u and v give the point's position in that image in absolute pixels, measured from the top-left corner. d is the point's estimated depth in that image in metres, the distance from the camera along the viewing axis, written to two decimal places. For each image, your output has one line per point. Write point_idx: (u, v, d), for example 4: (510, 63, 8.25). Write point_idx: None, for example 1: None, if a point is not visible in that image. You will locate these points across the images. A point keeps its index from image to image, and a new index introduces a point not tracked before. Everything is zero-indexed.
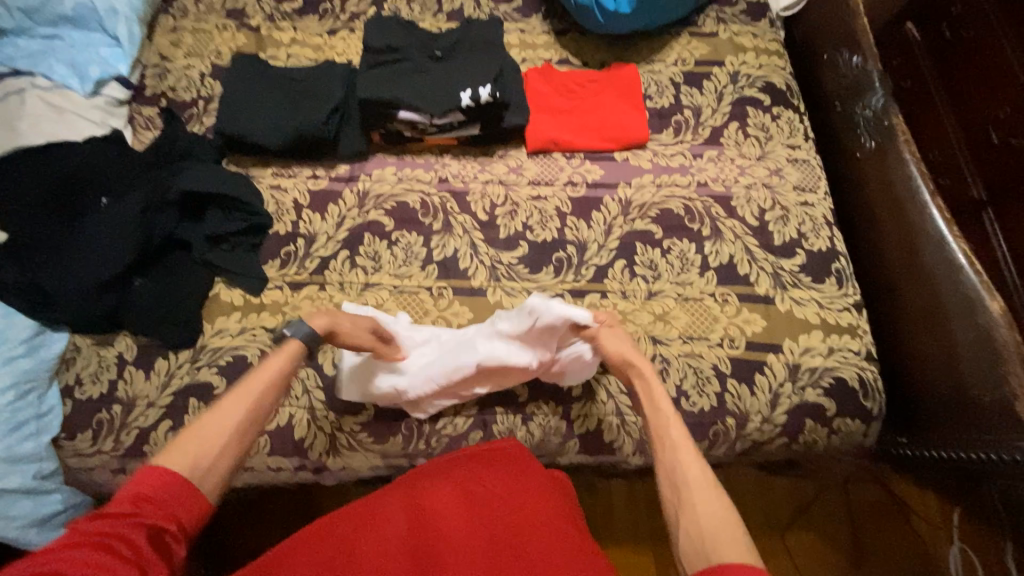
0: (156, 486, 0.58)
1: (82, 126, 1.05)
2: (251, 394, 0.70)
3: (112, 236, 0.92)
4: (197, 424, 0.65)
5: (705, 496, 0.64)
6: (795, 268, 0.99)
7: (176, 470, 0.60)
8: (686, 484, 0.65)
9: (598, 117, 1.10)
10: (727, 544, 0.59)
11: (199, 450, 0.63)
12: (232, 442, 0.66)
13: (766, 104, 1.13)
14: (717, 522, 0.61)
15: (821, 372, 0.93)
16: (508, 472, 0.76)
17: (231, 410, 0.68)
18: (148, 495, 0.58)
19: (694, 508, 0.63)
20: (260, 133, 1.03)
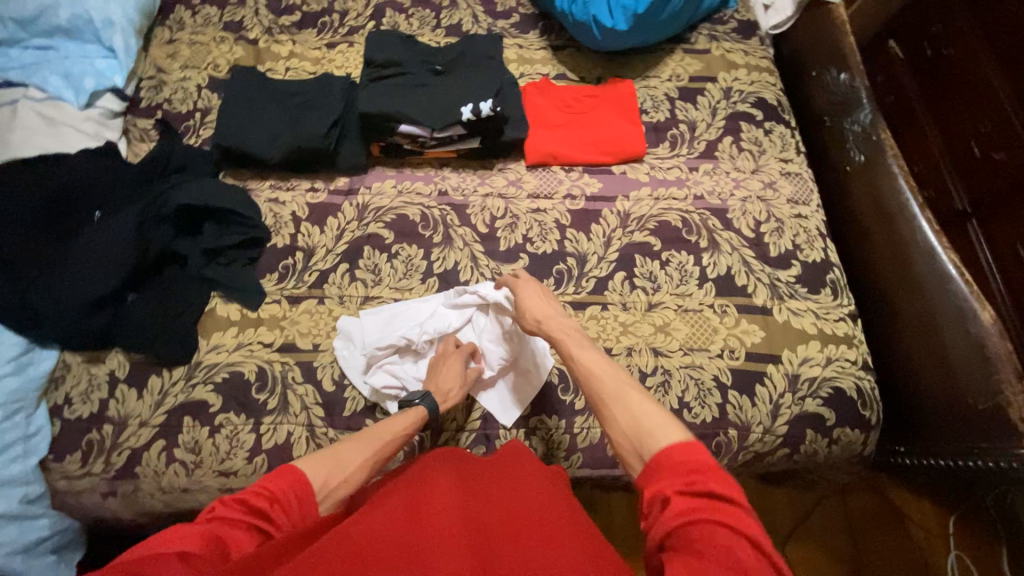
0: (287, 485, 0.61)
1: (77, 139, 1.03)
2: (382, 440, 0.74)
3: (106, 250, 0.90)
4: (339, 448, 0.69)
5: (623, 400, 0.63)
6: (791, 279, 1.01)
7: (307, 479, 0.63)
8: (605, 401, 0.64)
9: (596, 131, 1.11)
10: (650, 428, 0.58)
11: (331, 473, 0.66)
12: (349, 479, 0.68)
13: (759, 119, 1.16)
14: (635, 418, 0.60)
15: (820, 382, 0.94)
16: (514, 467, 0.74)
17: (362, 448, 0.72)
18: (285, 495, 0.60)
19: (616, 410, 0.62)
20: (259, 146, 1.02)
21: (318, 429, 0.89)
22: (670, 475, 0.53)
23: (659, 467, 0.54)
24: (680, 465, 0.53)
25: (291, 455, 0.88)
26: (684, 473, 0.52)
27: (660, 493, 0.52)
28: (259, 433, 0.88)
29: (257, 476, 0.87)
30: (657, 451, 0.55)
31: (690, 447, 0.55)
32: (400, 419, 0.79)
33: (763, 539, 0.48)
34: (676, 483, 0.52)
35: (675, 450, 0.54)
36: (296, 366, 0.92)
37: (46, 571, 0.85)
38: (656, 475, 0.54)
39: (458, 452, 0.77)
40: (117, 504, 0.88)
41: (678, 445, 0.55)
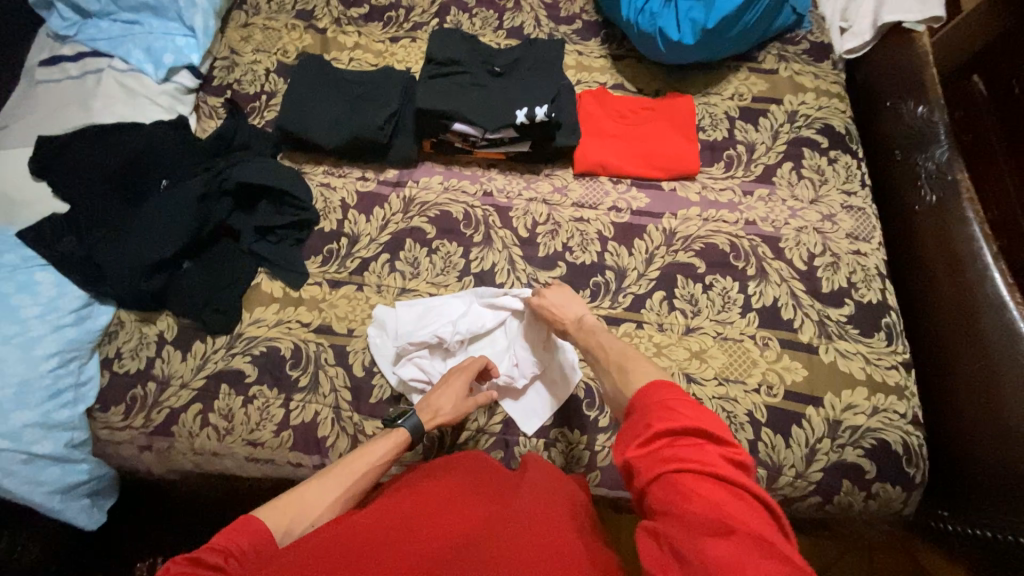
0: (246, 538, 0.60)
1: (153, 112, 1.10)
2: (351, 475, 0.72)
3: (168, 218, 0.95)
4: (301, 491, 0.68)
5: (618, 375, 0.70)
6: (842, 318, 0.95)
7: (266, 531, 0.62)
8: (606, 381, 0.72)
9: (649, 145, 1.09)
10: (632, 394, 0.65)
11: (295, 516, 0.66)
12: (324, 516, 0.68)
13: (824, 147, 1.11)
14: (622, 387, 0.68)
15: (863, 432, 0.88)
16: (521, 477, 0.74)
17: (330, 487, 0.70)
18: (243, 547, 0.59)
19: (616, 381, 0.69)
20: (317, 132, 1.05)
21: (344, 412, 0.91)
22: (631, 430, 0.59)
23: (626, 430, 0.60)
24: (644, 416, 0.59)
25: (316, 434, 0.90)
26: (647, 423, 0.58)
27: (623, 450, 0.58)
28: (288, 409, 0.91)
29: (282, 450, 0.90)
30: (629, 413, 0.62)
31: (653, 395, 0.60)
32: (375, 443, 0.77)
33: (730, 478, 0.52)
34: (640, 430, 0.58)
35: (640, 404, 0.61)
36: (329, 348, 0.95)
37: (81, 513, 0.90)
38: (624, 434, 0.60)
39: (473, 454, 0.78)
40: (152, 458, 0.93)
41: (642, 398, 0.61)
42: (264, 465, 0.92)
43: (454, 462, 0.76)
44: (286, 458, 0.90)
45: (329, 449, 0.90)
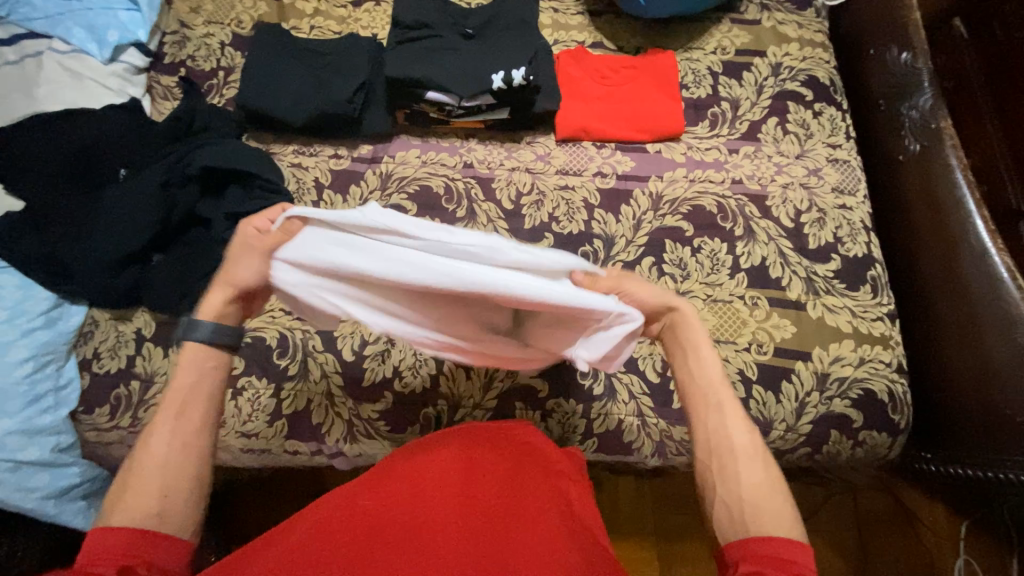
0: (109, 543, 0.50)
1: (102, 95, 1.02)
2: (183, 412, 0.58)
3: (132, 209, 0.90)
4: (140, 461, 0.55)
5: (749, 476, 0.56)
6: (829, 273, 0.96)
7: (124, 526, 0.51)
8: (729, 464, 0.57)
9: (632, 106, 1.05)
10: (767, 519, 0.53)
11: (147, 490, 0.54)
12: (183, 467, 0.56)
13: (808, 99, 1.08)
14: (763, 498, 0.54)
15: (851, 383, 0.90)
16: (512, 446, 0.73)
17: (167, 435, 0.57)
18: (105, 553, 0.50)
19: (744, 474, 0.56)
20: (282, 109, 0.99)
21: (337, 398, 0.90)
22: (786, 573, 0.49)
23: (759, 554, 0.51)
24: (793, 565, 0.50)
25: (310, 421, 0.89)
26: (796, 572, 0.49)
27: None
28: (279, 399, 0.89)
29: (278, 440, 0.89)
30: (768, 540, 0.51)
31: (803, 546, 0.51)
32: (179, 376, 0.61)
33: None
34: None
35: (793, 551, 0.50)
36: (316, 334, 0.92)
37: (78, 516, 0.87)
38: (763, 564, 0.50)
39: (461, 430, 0.76)
40: None
41: (789, 541, 0.51)
42: (259, 455, 0.91)
43: (444, 437, 0.74)
44: (282, 447, 0.89)
45: (325, 436, 0.89)
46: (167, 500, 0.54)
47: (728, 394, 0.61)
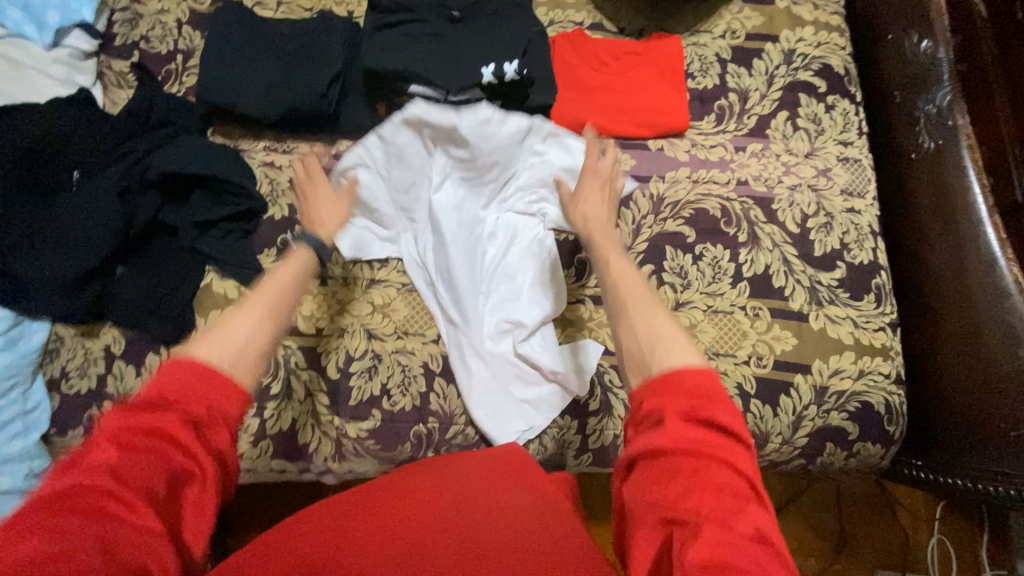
0: (177, 376, 0.51)
1: (46, 87, 0.91)
2: (269, 297, 0.63)
3: (87, 219, 0.82)
4: (222, 323, 0.58)
5: (650, 316, 0.60)
6: (833, 282, 0.92)
7: (198, 359, 0.53)
8: (630, 309, 0.62)
9: (633, 98, 0.97)
10: (664, 351, 0.55)
11: (224, 344, 0.56)
12: (253, 340, 0.58)
13: (821, 91, 1.01)
14: (654, 335, 0.57)
15: (849, 396, 0.89)
16: (501, 467, 0.71)
17: (251, 313, 0.61)
18: (173, 387, 0.50)
19: (636, 322, 0.60)
20: (249, 102, 0.90)
21: (323, 417, 0.86)
22: (676, 399, 0.50)
23: (662, 387, 0.51)
24: (690, 391, 0.50)
25: (297, 441, 0.86)
26: (700, 399, 0.49)
27: (660, 411, 0.50)
28: (262, 418, 0.86)
29: (263, 460, 0.86)
30: (667, 370, 0.52)
31: (710, 374, 0.51)
32: (280, 269, 0.69)
33: (738, 481, 0.46)
34: (689, 403, 0.49)
35: (687, 376, 0.51)
36: (298, 350, 0.88)
37: None
38: (660, 391, 0.51)
39: (452, 458, 0.74)
40: None
41: (695, 370, 0.52)
42: (245, 474, 0.88)
43: (445, 461, 0.72)
44: (268, 467, 0.87)
45: (313, 454, 0.87)
46: (246, 351, 0.57)
47: (627, 273, 0.69)
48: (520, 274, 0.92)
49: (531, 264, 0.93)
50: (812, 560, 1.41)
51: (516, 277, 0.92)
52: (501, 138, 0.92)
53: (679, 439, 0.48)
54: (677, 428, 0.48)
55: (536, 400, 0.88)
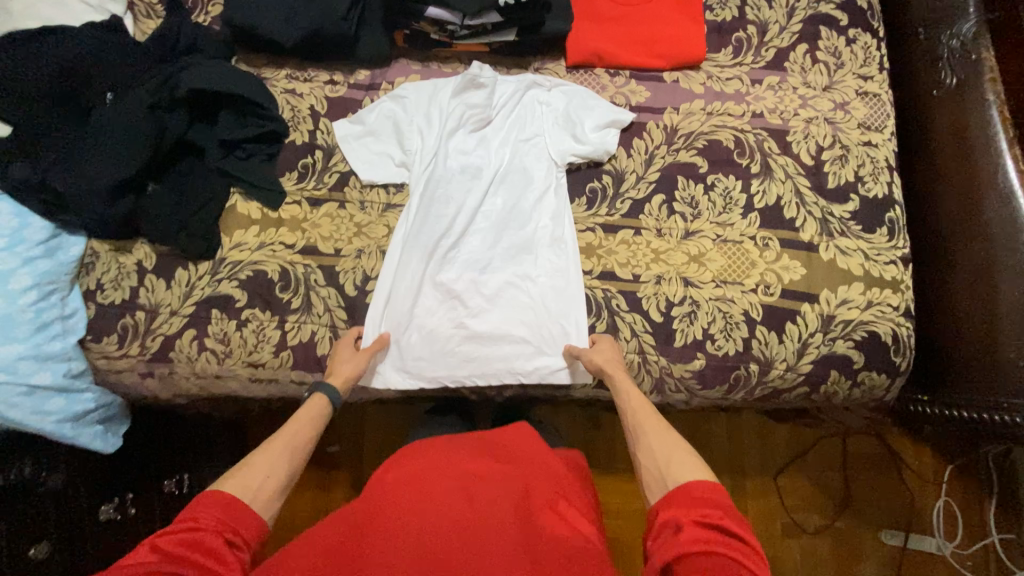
0: (215, 509, 0.59)
1: (81, 12, 0.95)
2: (281, 441, 0.70)
3: (120, 135, 0.86)
4: (247, 462, 0.66)
5: (658, 437, 0.70)
6: (845, 215, 0.92)
7: (224, 492, 0.61)
8: (643, 431, 0.72)
9: (649, 29, 0.97)
10: (681, 468, 0.64)
11: (248, 478, 0.64)
12: (269, 482, 0.65)
13: (842, 25, 1.00)
14: (669, 454, 0.67)
15: (856, 325, 0.90)
16: (512, 449, 0.74)
17: (269, 457, 0.68)
18: (210, 516, 0.58)
19: (648, 444, 0.70)
20: (268, 25, 0.91)
21: (341, 331, 0.90)
22: (690, 508, 0.59)
23: (681, 498, 0.60)
24: (703, 499, 0.59)
25: (315, 353, 0.90)
26: (709, 505, 0.59)
27: (677, 521, 0.58)
28: (284, 330, 0.90)
29: (285, 370, 0.91)
30: (688, 484, 0.61)
31: (718, 487, 0.61)
32: (300, 412, 0.76)
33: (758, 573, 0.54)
34: (702, 512, 0.58)
35: (702, 487, 0.61)
36: (318, 269, 0.92)
37: (95, 439, 0.92)
38: (678, 501, 0.60)
39: (474, 433, 0.79)
40: (156, 385, 0.94)
41: (705, 481, 0.61)
42: (268, 384, 0.93)
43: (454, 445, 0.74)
44: (289, 377, 0.91)
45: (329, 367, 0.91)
46: (267, 482, 0.65)
47: (638, 394, 0.78)
48: (534, 214, 0.94)
49: (545, 207, 0.94)
50: (814, 517, 1.43)
51: (533, 221, 0.94)
52: (510, 88, 0.97)
53: (690, 537, 0.56)
54: (690, 532, 0.56)
55: (542, 337, 0.90)
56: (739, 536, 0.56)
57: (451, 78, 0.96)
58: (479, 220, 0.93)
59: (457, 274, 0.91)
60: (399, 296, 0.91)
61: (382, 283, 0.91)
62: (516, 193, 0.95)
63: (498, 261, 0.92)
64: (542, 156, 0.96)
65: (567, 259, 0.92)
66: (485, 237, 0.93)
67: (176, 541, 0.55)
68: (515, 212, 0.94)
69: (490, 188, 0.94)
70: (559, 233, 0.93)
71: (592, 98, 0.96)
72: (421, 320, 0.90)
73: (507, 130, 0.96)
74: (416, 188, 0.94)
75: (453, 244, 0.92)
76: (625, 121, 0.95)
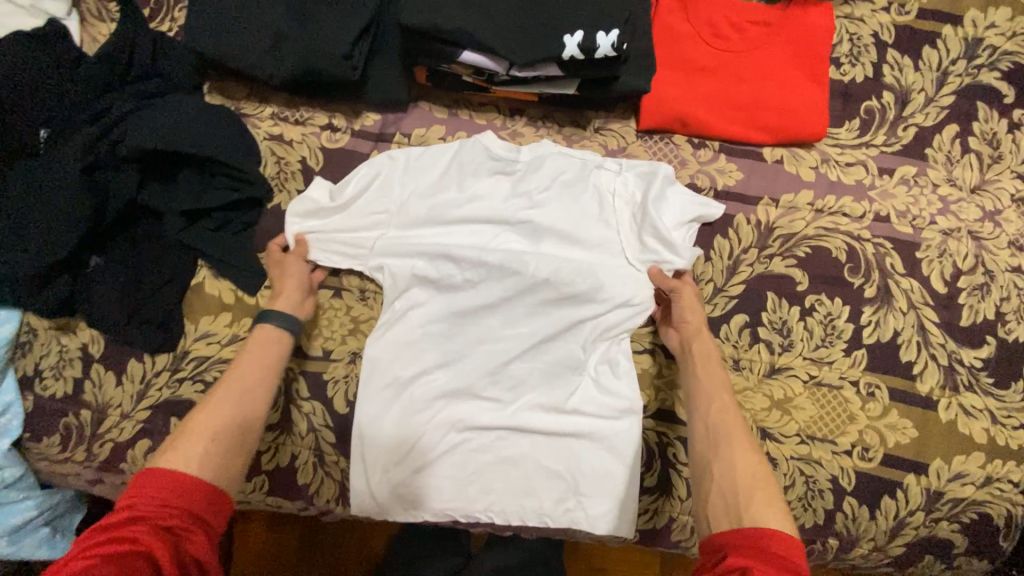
0: (154, 485, 0.51)
1: (13, 16, 0.74)
2: (232, 397, 0.60)
3: (54, 197, 0.66)
4: (192, 426, 0.57)
5: (741, 453, 0.57)
6: (976, 362, 0.72)
7: (167, 468, 0.52)
8: (727, 444, 0.58)
9: (752, 90, 0.74)
10: (764, 506, 0.52)
11: (193, 450, 0.55)
12: (217, 445, 0.56)
13: (1007, 102, 0.75)
14: (752, 482, 0.55)
15: (965, 504, 0.71)
16: None
17: (218, 417, 0.58)
18: (148, 499, 0.50)
19: (724, 458, 0.57)
20: (252, 54, 0.69)
21: (328, 457, 0.72)
22: (762, 561, 0.47)
23: (755, 545, 0.49)
24: (781, 559, 0.47)
25: (295, 482, 0.72)
26: (783, 567, 0.47)
27: (745, 569, 0.47)
28: (257, 451, 0.72)
29: (257, 496, 0.73)
30: (770, 534, 0.49)
31: (800, 547, 0.49)
32: (247, 355, 0.64)
33: None
34: (775, 572, 0.46)
35: (783, 544, 0.48)
36: (300, 376, 0.72)
37: (41, 546, 0.80)
38: (752, 551, 0.48)
39: None
40: (106, 490, 0.78)
41: (784, 535, 0.49)
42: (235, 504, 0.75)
43: None
44: (263, 502, 0.73)
45: (313, 496, 0.73)
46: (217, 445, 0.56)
47: (729, 396, 0.63)
48: (582, 329, 0.73)
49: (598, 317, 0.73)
50: None
51: (578, 336, 0.73)
52: (563, 155, 0.74)
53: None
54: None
55: (579, 489, 0.71)
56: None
57: (489, 137, 0.74)
58: (509, 330, 0.73)
59: (478, 402, 0.72)
60: (400, 420, 0.71)
61: (380, 404, 0.71)
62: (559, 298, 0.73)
63: (531, 384, 0.73)
64: (595, 252, 0.74)
65: (617, 391, 0.72)
66: (517, 355, 0.72)
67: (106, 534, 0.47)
68: (557, 323, 0.73)
69: (526, 289, 0.73)
70: (611, 353, 0.73)
71: (667, 184, 0.73)
72: (426, 453, 0.71)
73: (554, 214, 0.74)
74: (431, 282, 0.73)
75: (475, 361, 0.72)
76: (711, 215, 0.73)
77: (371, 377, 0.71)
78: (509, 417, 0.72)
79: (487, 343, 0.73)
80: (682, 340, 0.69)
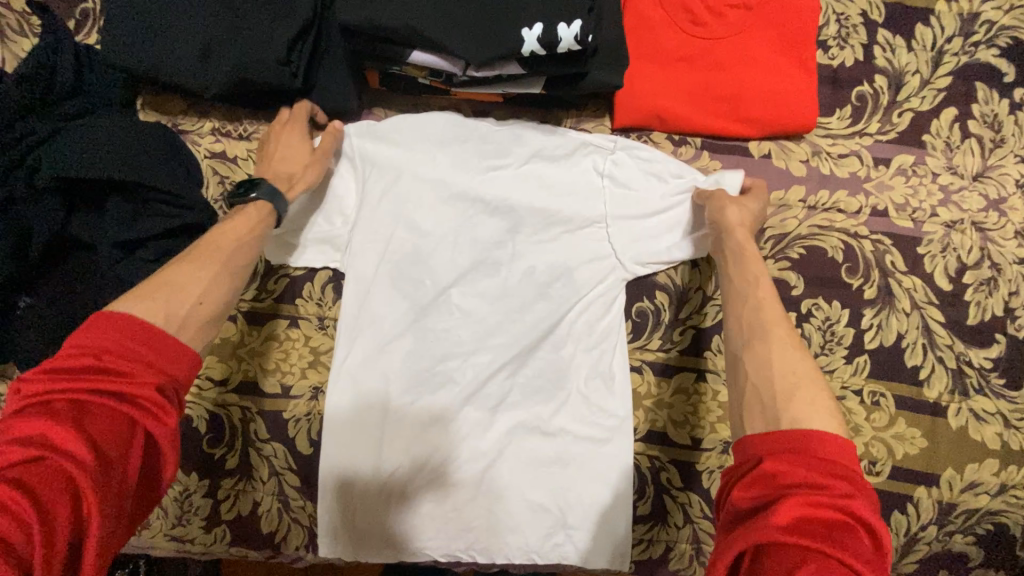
0: (117, 331, 0.43)
1: None
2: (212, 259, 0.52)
3: None
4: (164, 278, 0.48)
5: (783, 347, 0.50)
6: (986, 362, 0.67)
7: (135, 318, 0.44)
8: (765, 339, 0.51)
9: (733, 79, 0.68)
10: (805, 404, 0.46)
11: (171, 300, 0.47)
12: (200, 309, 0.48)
13: (1007, 80, 0.70)
14: (792, 379, 0.48)
15: (982, 515, 0.66)
16: None
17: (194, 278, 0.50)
18: (114, 348, 0.42)
19: (761, 356, 0.50)
20: (181, 66, 0.62)
21: (294, 502, 0.66)
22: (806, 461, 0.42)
23: (796, 447, 0.43)
24: (827, 462, 0.41)
25: (259, 531, 0.66)
26: (832, 473, 0.41)
27: (787, 472, 0.41)
28: (216, 499, 0.66)
29: (219, 548, 0.67)
30: (811, 434, 0.43)
31: (852, 453, 0.43)
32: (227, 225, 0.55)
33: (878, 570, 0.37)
34: (816, 474, 0.41)
35: (829, 445, 0.42)
36: (258, 416, 0.66)
37: None
38: (791, 454, 0.42)
39: None
40: None
41: (827, 433, 0.43)
42: (196, 557, 0.69)
43: None
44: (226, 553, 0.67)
45: (279, 545, 0.67)
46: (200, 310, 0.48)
47: (770, 291, 0.55)
48: (563, 346, 0.67)
49: (581, 335, 0.67)
50: None
51: (560, 353, 0.67)
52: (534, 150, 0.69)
53: (799, 502, 0.39)
54: (797, 501, 0.39)
55: (569, 522, 0.65)
56: (857, 518, 0.39)
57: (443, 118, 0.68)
58: (484, 347, 0.67)
59: (454, 427, 0.66)
60: (363, 462, 0.65)
61: (340, 447, 0.65)
62: (538, 314, 0.67)
63: (510, 413, 0.67)
64: (574, 263, 0.68)
65: (604, 411, 0.67)
66: (494, 374, 0.67)
67: (59, 370, 0.41)
68: (537, 340, 0.67)
69: (500, 301, 0.68)
70: (600, 371, 0.67)
71: (659, 159, 0.68)
72: (396, 492, 0.65)
73: (526, 222, 0.68)
74: (397, 299, 0.67)
75: (450, 383, 0.67)
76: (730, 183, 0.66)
77: (335, 405, 0.65)
78: (488, 444, 0.66)
79: (461, 362, 0.67)
80: (716, 237, 0.62)
